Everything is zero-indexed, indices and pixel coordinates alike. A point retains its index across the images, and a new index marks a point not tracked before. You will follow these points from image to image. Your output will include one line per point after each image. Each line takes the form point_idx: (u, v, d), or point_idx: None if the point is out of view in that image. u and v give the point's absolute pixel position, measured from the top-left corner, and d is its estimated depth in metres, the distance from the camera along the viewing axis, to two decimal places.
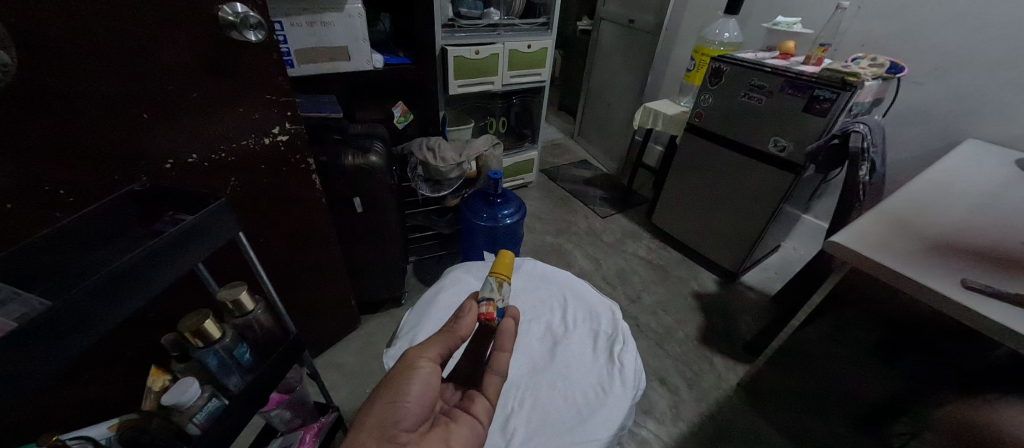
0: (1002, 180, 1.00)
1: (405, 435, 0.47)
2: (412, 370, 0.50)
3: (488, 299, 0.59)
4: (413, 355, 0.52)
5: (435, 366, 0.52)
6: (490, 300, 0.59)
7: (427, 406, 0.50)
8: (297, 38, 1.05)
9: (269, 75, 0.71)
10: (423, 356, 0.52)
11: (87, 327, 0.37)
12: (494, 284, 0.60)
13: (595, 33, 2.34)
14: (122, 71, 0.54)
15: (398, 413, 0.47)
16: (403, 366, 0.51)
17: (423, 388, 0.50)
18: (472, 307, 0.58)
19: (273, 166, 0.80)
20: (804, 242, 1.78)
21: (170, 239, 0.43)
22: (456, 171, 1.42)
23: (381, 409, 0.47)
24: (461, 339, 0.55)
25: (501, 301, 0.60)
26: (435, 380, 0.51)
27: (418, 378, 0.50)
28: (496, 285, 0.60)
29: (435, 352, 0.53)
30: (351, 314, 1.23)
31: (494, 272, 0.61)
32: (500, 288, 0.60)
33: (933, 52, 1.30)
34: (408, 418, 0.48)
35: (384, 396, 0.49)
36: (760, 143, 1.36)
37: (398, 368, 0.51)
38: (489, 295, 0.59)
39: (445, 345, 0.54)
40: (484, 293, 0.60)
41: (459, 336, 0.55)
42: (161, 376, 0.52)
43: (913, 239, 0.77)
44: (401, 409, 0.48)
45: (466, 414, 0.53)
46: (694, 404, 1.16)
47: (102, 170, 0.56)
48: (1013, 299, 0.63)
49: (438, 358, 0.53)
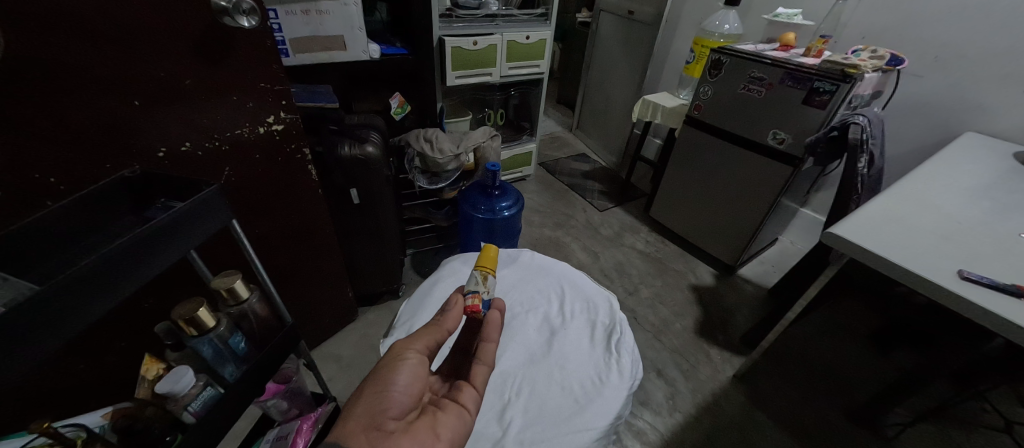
0: (1001, 173, 1.00)
1: (393, 423, 0.46)
2: (399, 360, 0.50)
3: (473, 292, 0.60)
4: (400, 345, 0.52)
5: (422, 357, 0.52)
6: (476, 293, 0.60)
7: (416, 396, 0.49)
8: (291, 27, 1.04)
9: (263, 63, 0.70)
10: (410, 347, 0.52)
11: (79, 313, 0.37)
12: (479, 277, 0.62)
13: (594, 25, 2.32)
14: (113, 56, 0.53)
15: (386, 402, 0.47)
16: (390, 356, 0.51)
17: (410, 377, 0.50)
18: (457, 300, 0.58)
19: (268, 156, 0.79)
20: (801, 236, 1.78)
21: (162, 226, 0.42)
22: (454, 163, 1.41)
23: (369, 398, 0.47)
24: (446, 333, 0.56)
25: (486, 293, 0.61)
26: (423, 370, 0.51)
27: (406, 367, 0.50)
28: (481, 278, 0.62)
29: (423, 343, 0.53)
30: (348, 306, 1.23)
31: (478, 265, 0.62)
32: (484, 281, 0.61)
33: (934, 44, 1.29)
34: (396, 406, 0.47)
35: (372, 385, 0.48)
36: (759, 135, 1.35)
37: (385, 360, 0.51)
38: (474, 288, 0.61)
39: (433, 338, 0.54)
40: (470, 286, 0.61)
41: (444, 330, 0.55)
42: (155, 364, 0.51)
43: (911, 230, 0.77)
44: (388, 398, 0.47)
45: (454, 403, 0.51)
46: (690, 395, 1.17)
47: (93, 158, 0.55)
48: (1010, 289, 0.63)
49: (425, 349, 0.53)
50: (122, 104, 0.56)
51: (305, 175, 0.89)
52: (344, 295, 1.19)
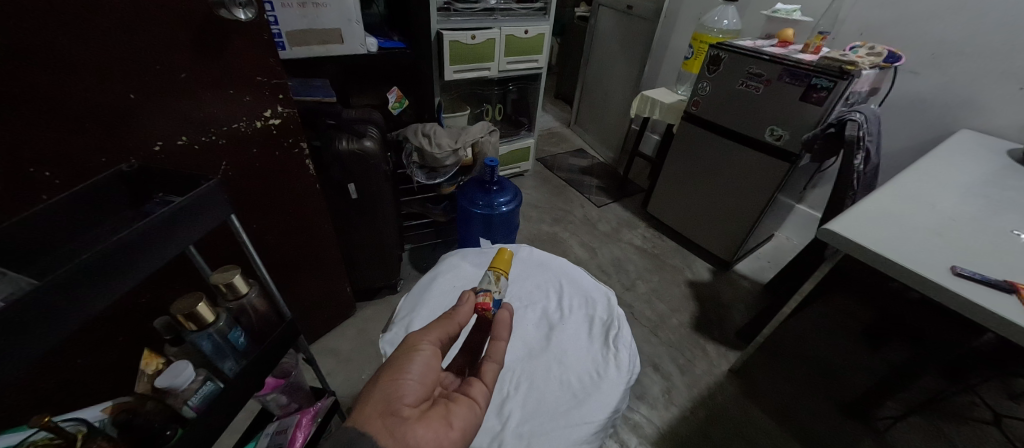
0: (994, 170, 1.01)
1: (408, 410, 0.46)
2: (414, 351, 0.51)
3: (485, 290, 0.65)
4: (414, 337, 0.53)
5: (436, 349, 0.53)
6: (487, 291, 0.65)
7: (428, 386, 0.50)
8: (288, 20, 1.02)
9: (260, 56, 0.69)
10: (423, 339, 0.53)
11: (79, 307, 0.37)
12: (491, 277, 0.67)
13: (592, 20, 2.31)
14: (107, 49, 0.52)
15: (400, 389, 0.48)
16: (404, 347, 0.52)
17: (424, 368, 0.50)
18: (469, 296, 0.60)
19: (266, 150, 0.79)
20: (797, 232, 1.79)
21: (164, 218, 0.42)
22: (452, 159, 1.41)
23: (384, 386, 0.48)
24: (458, 326, 0.57)
25: (498, 292, 0.66)
26: (436, 362, 0.52)
27: (419, 358, 0.51)
28: (494, 278, 0.67)
29: (436, 335, 0.54)
30: (345, 301, 1.22)
31: (493, 267, 0.69)
32: (496, 281, 0.67)
33: (931, 41, 1.30)
34: (410, 394, 0.48)
35: (386, 374, 0.49)
36: (756, 132, 1.36)
37: (399, 350, 0.52)
38: (487, 286, 0.66)
39: (446, 331, 0.55)
40: (483, 285, 0.66)
41: (456, 322, 0.57)
42: (155, 359, 0.52)
43: (905, 227, 0.78)
44: (403, 386, 0.48)
45: (464, 396, 0.51)
46: (686, 389, 1.18)
47: (87, 152, 0.55)
48: (1002, 285, 0.64)
49: (438, 342, 0.54)
50: (118, 97, 0.55)
51: (303, 169, 0.88)
52: (342, 290, 1.19)
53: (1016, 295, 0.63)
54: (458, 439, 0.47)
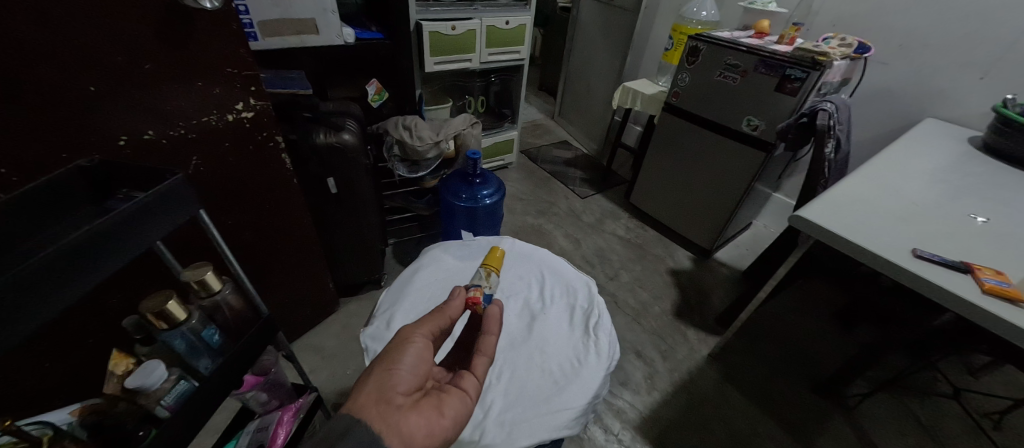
0: (955, 157, 1.06)
1: (402, 398, 0.46)
2: (407, 343, 0.51)
3: (476, 286, 0.69)
4: (408, 329, 0.53)
5: (428, 341, 0.53)
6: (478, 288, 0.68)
7: (420, 376, 0.50)
8: (259, 10, 0.99)
9: (228, 46, 0.67)
10: (416, 331, 0.53)
11: (40, 306, 0.36)
12: (484, 273, 0.77)
13: (574, 11, 2.30)
14: (62, 39, 0.50)
15: (395, 378, 0.48)
16: (399, 339, 0.52)
17: (417, 359, 0.51)
18: (461, 291, 0.61)
19: (238, 144, 0.77)
20: (774, 220, 1.85)
21: (126, 213, 0.41)
22: (434, 151, 1.39)
23: (379, 376, 0.48)
24: (449, 320, 0.57)
25: None
26: (427, 354, 0.52)
27: (412, 349, 0.51)
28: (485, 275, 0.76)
29: (428, 328, 0.54)
30: (327, 297, 1.21)
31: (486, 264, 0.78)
32: (488, 276, 0.77)
33: (897, 32, 1.34)
34: (404, 383, 0.48)
35: (380, 365, 0.49)
36: (734, 122, 1.39)
37: (392, 342, 0.52)
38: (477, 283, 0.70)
39: (438, 324, 0.55)
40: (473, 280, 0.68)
41: (448, 316, 0.57)
42: (124, 359, 0.48)
43: (872, 212, 0.81)
44: (396, 375, 0.48)
45: (456, 387, 0.52)
46: (667, 374, 1.21)
47: (47, 148, 0.53)
48: (958, 266, 0.67)
49: (430, 335, 0.54)
50: (77, 90, 0.53)
51: (278, 164, 0.86)
52: (323, 285, 1.18)
53: (971, 275, 0.67)
54: (449, 428, 0.47)
